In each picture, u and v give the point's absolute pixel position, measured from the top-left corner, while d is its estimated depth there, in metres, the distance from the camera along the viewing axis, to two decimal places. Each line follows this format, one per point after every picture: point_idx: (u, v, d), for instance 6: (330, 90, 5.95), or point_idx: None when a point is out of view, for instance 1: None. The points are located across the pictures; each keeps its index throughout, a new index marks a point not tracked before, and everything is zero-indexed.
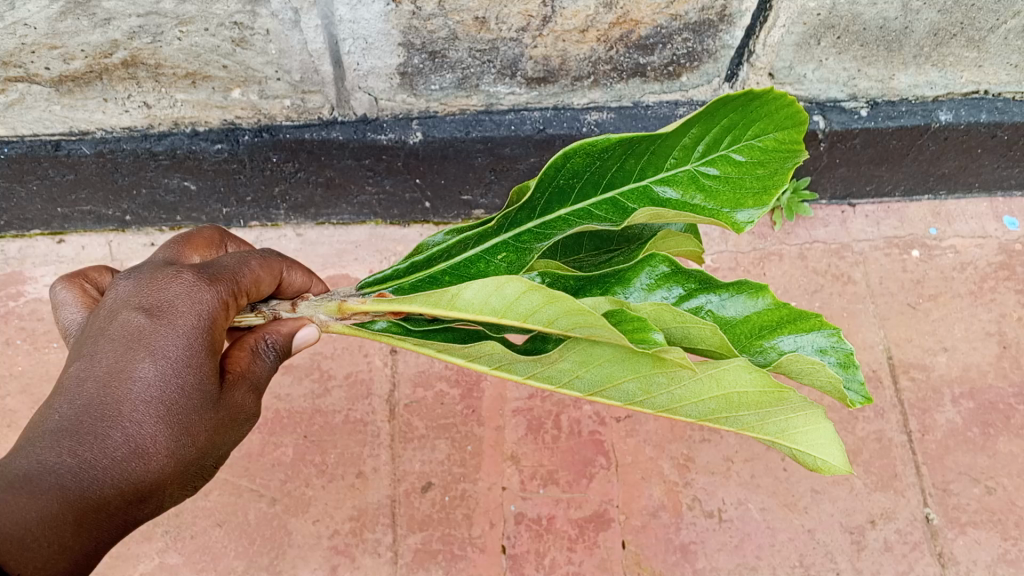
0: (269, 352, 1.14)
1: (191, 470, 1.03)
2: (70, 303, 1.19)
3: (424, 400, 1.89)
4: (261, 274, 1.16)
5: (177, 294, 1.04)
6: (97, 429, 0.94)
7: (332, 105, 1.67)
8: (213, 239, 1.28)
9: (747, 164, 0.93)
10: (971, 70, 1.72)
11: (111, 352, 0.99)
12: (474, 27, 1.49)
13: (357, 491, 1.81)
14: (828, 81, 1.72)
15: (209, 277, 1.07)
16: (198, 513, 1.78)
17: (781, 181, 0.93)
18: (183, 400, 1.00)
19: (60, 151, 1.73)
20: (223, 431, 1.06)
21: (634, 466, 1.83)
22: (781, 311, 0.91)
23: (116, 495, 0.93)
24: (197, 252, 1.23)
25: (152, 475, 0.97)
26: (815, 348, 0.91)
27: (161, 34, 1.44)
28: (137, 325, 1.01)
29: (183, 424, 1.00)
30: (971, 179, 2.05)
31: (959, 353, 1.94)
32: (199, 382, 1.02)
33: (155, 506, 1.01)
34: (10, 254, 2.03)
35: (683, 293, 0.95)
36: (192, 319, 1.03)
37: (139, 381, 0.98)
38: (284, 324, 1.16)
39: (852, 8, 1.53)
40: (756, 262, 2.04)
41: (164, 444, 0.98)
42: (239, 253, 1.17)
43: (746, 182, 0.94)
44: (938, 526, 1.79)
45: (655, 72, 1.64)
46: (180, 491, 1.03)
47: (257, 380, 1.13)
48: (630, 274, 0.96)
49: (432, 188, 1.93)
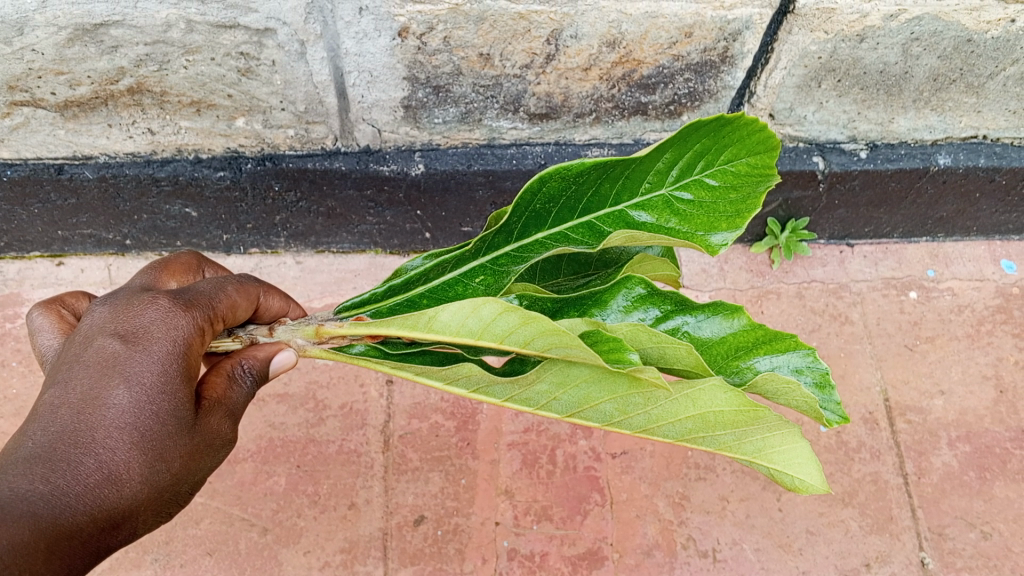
0: (246, 377, 1.14)
1: (166, 496, 1.03)
2: (47, 329, 1.19)
3: (419, 431, 1.88)
4: (238, 299, 1.17)
5: (155, 320, 1.04)
6: (73, 455, 0.93)
7: (336, 136, 1.68)
8: (190, 264, 1.28)
9: (720, 188, 0.94)
10: (971, 115, 1.74)
11: (86, 378, 0.98)
12: (478, 64, 1.50)
13: (348, 522, 1.79)
14: (828, 123, 1.74)
15: (185, 303, 1.07)
16: (188, 541, 1.76)
17: (753, 206, 0.94)
18: (158, 426, 1.00)
19: (62, 175, 1.73)
20: (199, 456, 1.06)
21: (629, 503, 1.82)
22: (756, 332, 0.91)
23: (90, 521, 0.93)
24: (174, 278, 1.23)
25: (126, 501, 0.96)
26: (790, 369, 0.92)
27: (168, 62, 1.45)
28: (112, 352, 1.01)
29: (159, 449, 1.00)
30: (969, 222, 2.06)
31: (955, 396, 1.94)
32: (175, 408, 1.02)
33: (128, 534, 1.00)
34: (9, 275, 2.03)
35: (659, 314, 0.95)
36: (168, 344, 1.03)
37: (113, 407, 0.97)
38: (261, 349, 1.16)
39: (853, 52, 1.54)
40: (754, 300, 2.04)
41: (138, 468, 0.97)
42: (216, 277, 1.18)
43: (719, 207, 0.95)
44: (933, 570, 1.77)
45: (656, 111, 1.66)
46: (154, 518, 1.03)
47: (234, 406, 1.13)
48: (606, 296, 0.96)
49: (432, 219, 1.94)
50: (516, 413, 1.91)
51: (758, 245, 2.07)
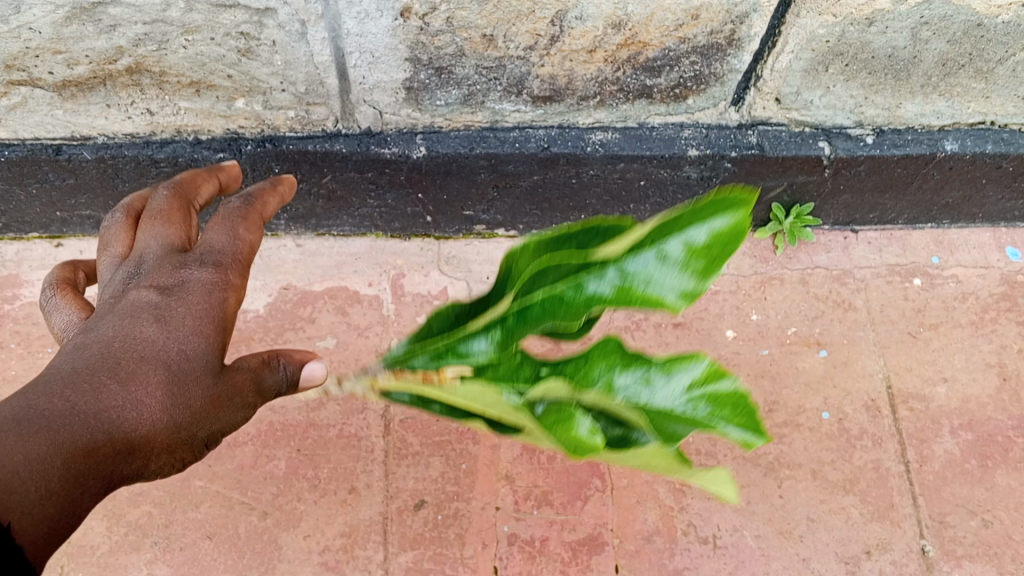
0: (279, 371, 1.14)
1: (181, 437, 1.01)
2: (63, 309, 1.20)
3: (419, 416, 1.87)
4: (253, 244, 1.20)
5: (191, 277, 1.10)
6: (99, 382, 0.94)
7: (336, 117, 1.66)
8: (185, 201, 1.24)
9: (704, 253, 0.70)
10: (978, 101, 1.72)
11: (121, 322, 1.03)
12: (481, 45, 1.48)
13: (349, 506, 1.78)
14: (834, 108, 1.72)
15: (213, 263, 1.13)
16: (188, 525, 1.76)
17: (733, 245, 0.70)
18: (186, 363, 1.02)
19: (60, 155, 1.72)
20: (222, 405, 1.06)
21: (629, 489, 1.81)
22: (708, 386, 0.72)
23: (109, 444, 0.92)
24: (181, 220, 1.21)
25: (144, 431, 0.96)
26: (737, 432, 0.73)
27: (167, 42, 1.43)
28: (149, 301, 1.06)
29: (181, 387, 1.01)
30: (974, 209, 2.05)
31: (958, 384, 1.93)
32: (203, 350, 1.04)
33: (141, 469, 0.98)
34: (7, 257, 2.02)
35: (612, 380, 0.74)
36: (203, 295, 1.08)
37: (146, 343, 1.01)
38: (295, 354, 1.18)
39: (861, 36, 1.52)
40: (757, 286, 2.03)
41: (159, 401, 0.98)
42: (223, 219, 1.19)
43: (717, 256, 0.70)
44: (933, 558, 1.77)
45: (661, 94, 1.65)
46: (168, 461, 1.02)
47: (262, 387, 1.12)
48: (585, 368, 0.76)
49: (434, 203, 1.92)
50: None
51: (761, 230, 2.06)
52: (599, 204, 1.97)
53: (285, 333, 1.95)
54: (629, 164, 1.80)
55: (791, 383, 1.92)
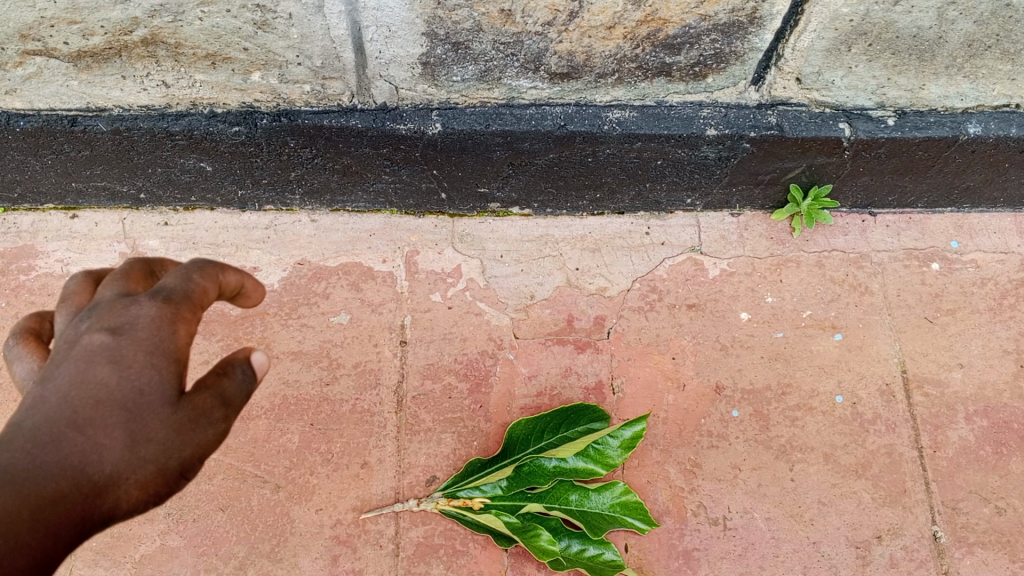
0: (234, 376, 1.10)
1: (154, 470, 1.01)
2: (23, 357, 1.12)
3: (432, 392, 1.87)
4: (206, 285, 1.14)
5: (141, 311, 1.06)
6: (57, 432, 0.95)
7: (353, 92, 1.65)
8: (144, 269, 1.20)
9: None
10: (1004, 83, 1.69)
11: (73, 367, 1.01)
12: (499, 20, 1.46)
13: (361, 481, 1.78)
14: (856, 88, 1.69)
15: (161, 298, 1.08)
16: (201, 496, 1.77)
17: None
18: (140, 400, 1.01)
19: (75, 127, 1.72)
20: (189, 430, 1.04)
21: (640, 470, 1.80)
22: None
23: (74, 489, 0.93)
24: (137, 284, 1.16)
25: (108, 471, 0.97)
26: None
27: (183, 13, 1.42)
28: (100, 344, 1.03)
29: (138, 422, 1.00)
30: (995, 193, 2.03)
31: (975, 370, 1.91)
32: (158, 383, 1.03)
33: (117, 511, 0.98)
34: (23, 228, 2.03)
35: None
36: (152, 329, 1.04)
37: (100, 387, 0.99)
38: (239, 352, 1.13)
39: (886, 15, 1.49)
40: (773, 269, 2.02)
41: (118, 441, 0.98)
42: (180, 267, 1.15)
43: None
44: (945, 544, 1.75)
45: (680, 72, 1.63)
46: (143, 497, 1.01)
47: (225, 396, 1.09)
48: None
49: (449, 179, 1.92)
50: (530, 376, 1.89)
51: (778, 212, 2.05)
52: (614, 182, 1.96)
53: (299, 307, 1.95)
54: (645, 144, 1.78)
55: (804, 366, 1.91)
